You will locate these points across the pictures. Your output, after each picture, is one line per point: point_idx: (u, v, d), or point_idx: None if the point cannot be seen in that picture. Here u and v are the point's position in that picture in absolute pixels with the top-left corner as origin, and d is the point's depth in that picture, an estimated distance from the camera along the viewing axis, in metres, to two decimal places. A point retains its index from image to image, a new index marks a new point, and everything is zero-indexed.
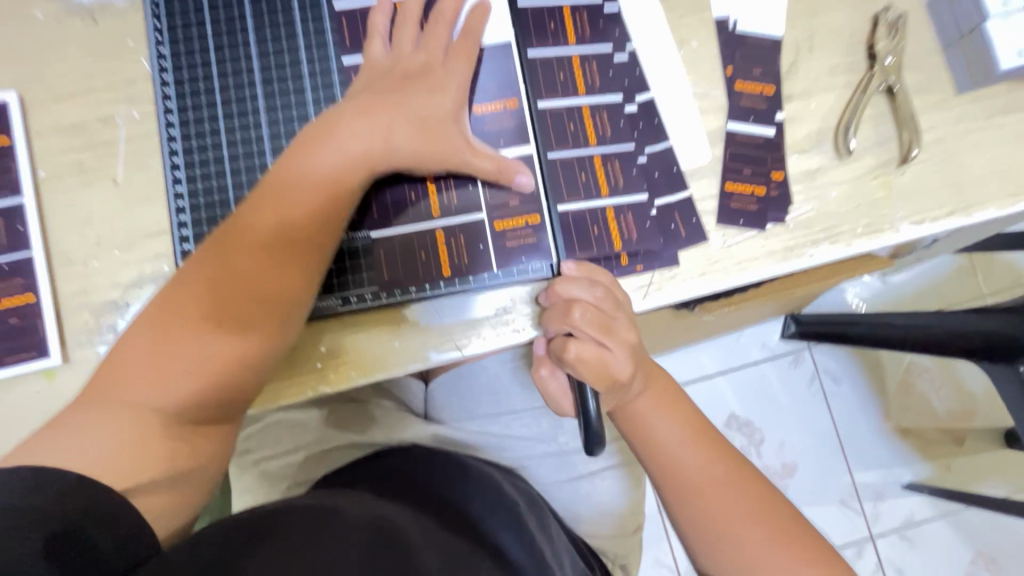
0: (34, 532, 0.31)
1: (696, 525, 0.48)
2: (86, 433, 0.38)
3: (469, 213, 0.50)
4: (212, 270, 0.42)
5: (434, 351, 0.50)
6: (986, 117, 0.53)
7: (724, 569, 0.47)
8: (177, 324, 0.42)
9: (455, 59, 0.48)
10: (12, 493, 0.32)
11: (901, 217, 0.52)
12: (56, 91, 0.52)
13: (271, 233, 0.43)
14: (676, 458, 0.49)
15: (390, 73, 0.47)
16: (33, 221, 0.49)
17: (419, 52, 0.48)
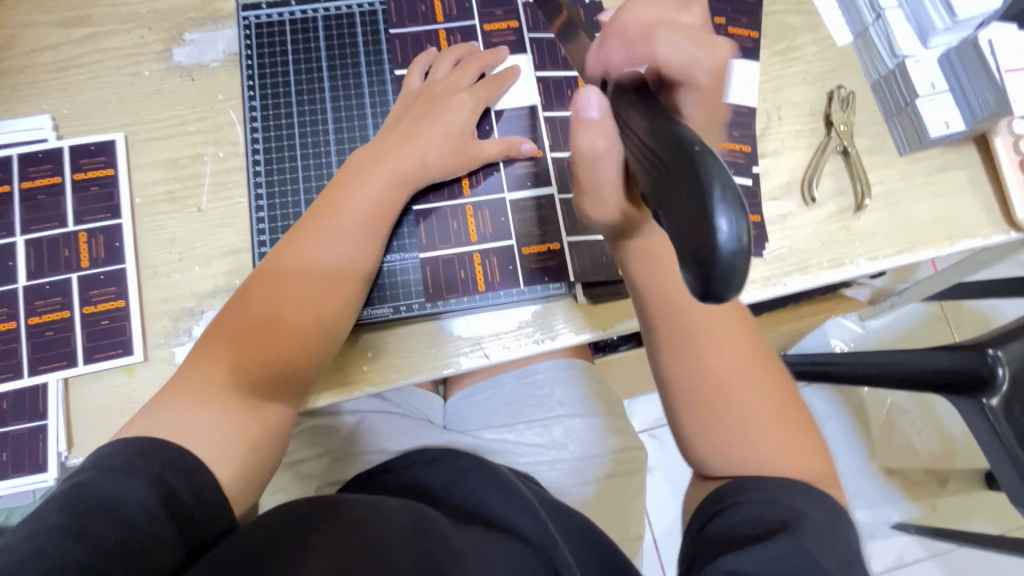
0: (150, 490, 0.40)
1: (703, 404, 0.46)
2: (188, 406, 0.46)
3: (500, 239, 0.60)
4: (223, 342, 0.49)
5: (465, 357, 0.58)
6: (924, 175, 0.64)
7: (719, 443, 0.46)
8: (192, 386, 0.47)
9: (482, 87, 0.61)
10: (139, 456, 0.41)
11: (859, 254, 0.62)
12: (154, 133, 0.61)
13: (277, 312, 0.50)
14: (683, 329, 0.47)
15: (423, 95, 0.60)
16: (128, 239, 0.58)
17: (447, 79, 0.60)
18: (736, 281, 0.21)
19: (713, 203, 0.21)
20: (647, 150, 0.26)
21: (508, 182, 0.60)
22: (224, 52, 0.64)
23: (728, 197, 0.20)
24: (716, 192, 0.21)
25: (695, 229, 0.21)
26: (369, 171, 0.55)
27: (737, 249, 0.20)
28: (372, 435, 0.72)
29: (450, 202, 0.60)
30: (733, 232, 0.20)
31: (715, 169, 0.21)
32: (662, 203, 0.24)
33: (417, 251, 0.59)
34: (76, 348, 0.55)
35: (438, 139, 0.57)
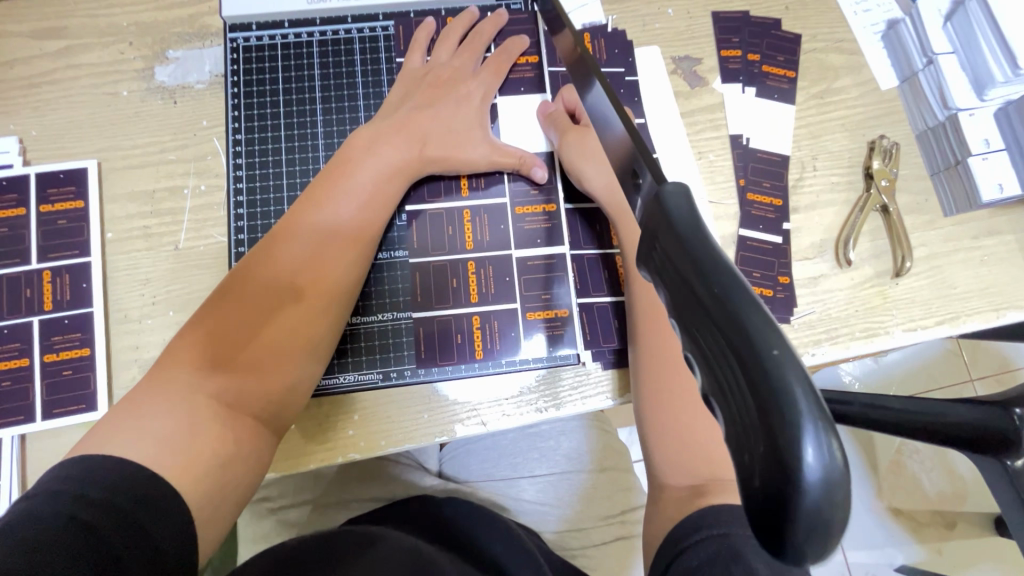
0: (111, 528, 0.33)
1: (672, 412, 0.45)
2: (152, 438, 0.38)
3: (506, 302, 0.54)
4: (213, 324, 0.44)
5: (460, 424, 0.52)
6: (970, 239, 0.59)
7: (669, 451, 0.44)
8: (176, 372, 0.42)
9: (485, 70, 0.57)
10: (100, 485, 0.35)
11: (896, 323, 0.57)
12: (130, 160, 0.56)
13: (280, 287, 0.46)
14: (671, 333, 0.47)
15: (424, 79, 0.56)
16: (97, 279, 0.53)
17: (452, 64, 0.57)
18: (825, 537, 0.16)
19: (798, 430, 0.15)
20: (687, 295, 0.19)
21: (514, 237, 0.55)
22: (211, 73, 0.58)
23: (820, 433, 0.15)
24: (801, 414, 0.15)
25: (775, 462, 0.15)
26: (352, 173, 0.50)
27: (830, 499, 0.15)
28: (363, 483, 0.66)
29: (450, 256, 0.54)
30: (824, 474, 0.15)
31: (799, 384, 0.16)
32: (715, 384, 0.18)
33: (413, 310, 0.53)
34: (35, 401, 0.51)
35: (437, 133, 0.53)
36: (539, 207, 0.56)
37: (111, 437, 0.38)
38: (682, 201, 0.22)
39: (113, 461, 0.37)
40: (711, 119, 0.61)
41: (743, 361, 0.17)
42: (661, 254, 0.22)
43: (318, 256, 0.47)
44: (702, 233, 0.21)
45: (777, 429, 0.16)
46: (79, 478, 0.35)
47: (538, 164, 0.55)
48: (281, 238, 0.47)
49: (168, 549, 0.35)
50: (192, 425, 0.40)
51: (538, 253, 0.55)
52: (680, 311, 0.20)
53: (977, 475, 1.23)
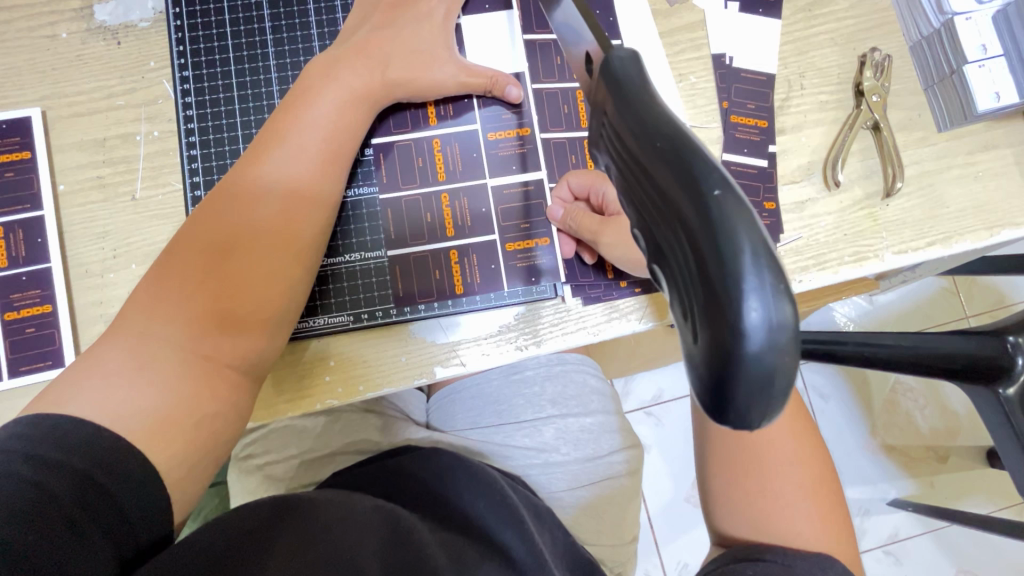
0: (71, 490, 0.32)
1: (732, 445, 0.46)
2: (113, 392, 0.37)
3: (482, 234, 0.52)
4: (171, 270, 0.42)
5: (438, 365, 0.51)
6: (964, 154, 0.56)
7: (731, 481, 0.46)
8: (132, 321, 0.40)
9: None
10: (62, 448, 0.34)
11: (886, 246, 0.55)
12: (76, 107, 0.53)
13: (239, 226, 0.43)
14: None
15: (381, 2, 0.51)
16: (52, 234, 0.51)
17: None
18: (769, 395, 0.15)
19: (738, 285, 0.14)
20: (632, 164, 0.17)
21: (489, 165, 0.52)
22: (154, 9, 0.54)
23: (763, 286, 0.14)
24: (740, 263, 0.14)
25: (717, 320, 0.15)
26: (311, 103, 0.47)
27: (773, 353, 0.14)
28: (350, 432, 0.66)
29: (422, 189, 0.52)
30: (768, 326, 0.14)
31: (743, 234, 0.14)
32: (656, 248, 0.17)
33: (387, 247, 0.51)
34: (0, 361, 0.49)
35: (399, 56, 0.50)
36: (511, 134, 0.53)
37: (68, 392, 0.37)
38: (632, 65, 0.19)
39: (66, 418, 0.35)
40: (691, 38, 0.57)
41: (683, 217, 0.15)
42: (609, 127, 0.19)
43: (282, 190, 0.45)
44: (650, 97, 0.18)
45: (717, 284, 0.14)
46: (32, 437, 0.34)
47: (513, 82, 0.52)
48: (241, 174, 0.45)
49: (130, 508, 0.34)
50: (152, 377, 0.38)
51: (515, 182, 0.52)
52: (627, 183, 0.18)
53: (972, 410, 1.24)
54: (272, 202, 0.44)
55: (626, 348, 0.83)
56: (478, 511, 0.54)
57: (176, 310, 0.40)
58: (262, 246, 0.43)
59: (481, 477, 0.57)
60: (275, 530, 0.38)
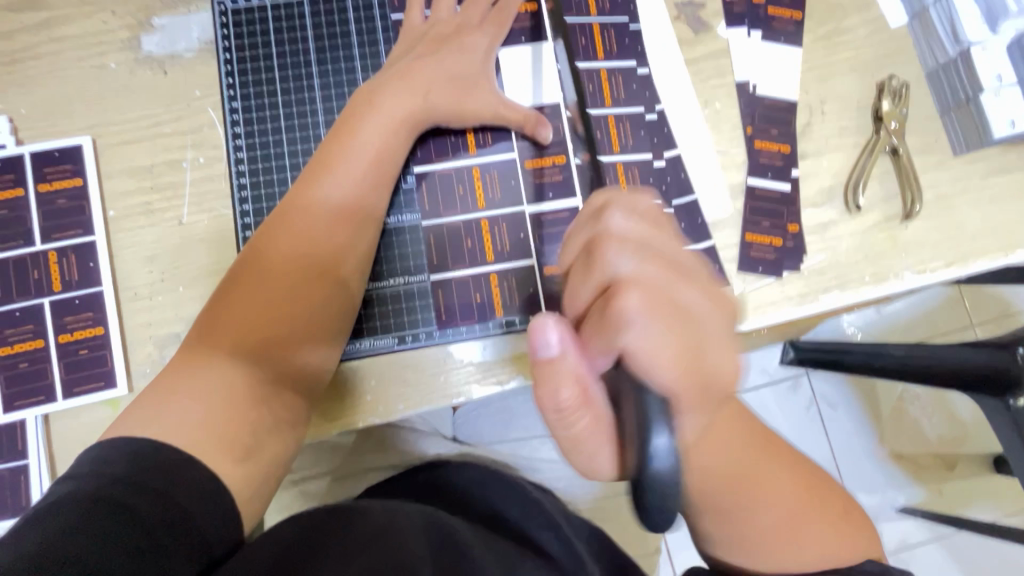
0: (154, 509, 0.34)
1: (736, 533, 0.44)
2: (189, 417, 0.39)
3: (520, 259, 0.54)
4: (229, 299, 0.44)
5: (476, 385, 0.52)
6: (980, 177, 0.58)
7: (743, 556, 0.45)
8: (201, 350, 0.43)
9: (488, 26, 0.55)
10: (145, 469, 0.36)
11: (905, 267, 0.57)
12: (125, 135, 0.55)
13: (291, 254, 0.45)
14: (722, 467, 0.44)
15: (426, 36, 0.54)
16: (103, 258, 0.53)
17: (454, 19, 0.55)
18: (665, 498, 0.30)
19: (651, 435, 0.31)
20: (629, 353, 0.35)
21: (526, 192, 0.54)
22: (200, 41, 0.56)
23: (664, 435, 0.30)
24: (653, 418, 0.31)
25: (642, 442, 0.30)
26: (357, 130, 0.49)
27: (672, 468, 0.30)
28: (383, 448, 0.68)
29: (462, 216, 0.54)
30: (669, 452, 0.30)
31: (653, 404, 0.32)
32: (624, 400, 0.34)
33: (429, 272, 0.53)
34: (54, 381, 0.51)
35: (440, 80, 0.52)
36: (546, 162, 0.55)
37: (148, 417, 0.39)
38: (629, 301, 0.35)
39: (146, 441, 0.37)
40: (716, 66, 0.59)
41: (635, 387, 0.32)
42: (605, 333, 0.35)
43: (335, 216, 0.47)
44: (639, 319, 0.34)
45: (647, 428, 0.31)
46: (118, 460, 0.36)
47: (542, 123, 0.54)
48: (293, 202, 0.47)
49: (204, 526, 0.36)
50: (226, 398, 0.41)
51: (552, 207, 0.54)
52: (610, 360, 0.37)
53: (978, 417, 1.26)
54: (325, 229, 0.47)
55: None
56: (514, 517, 0.55)
57: (248, 333, 0.43)
58: (319, 272, 0.46)
59: (515, 490, 0.60)
60: (333, 533, 0.39)
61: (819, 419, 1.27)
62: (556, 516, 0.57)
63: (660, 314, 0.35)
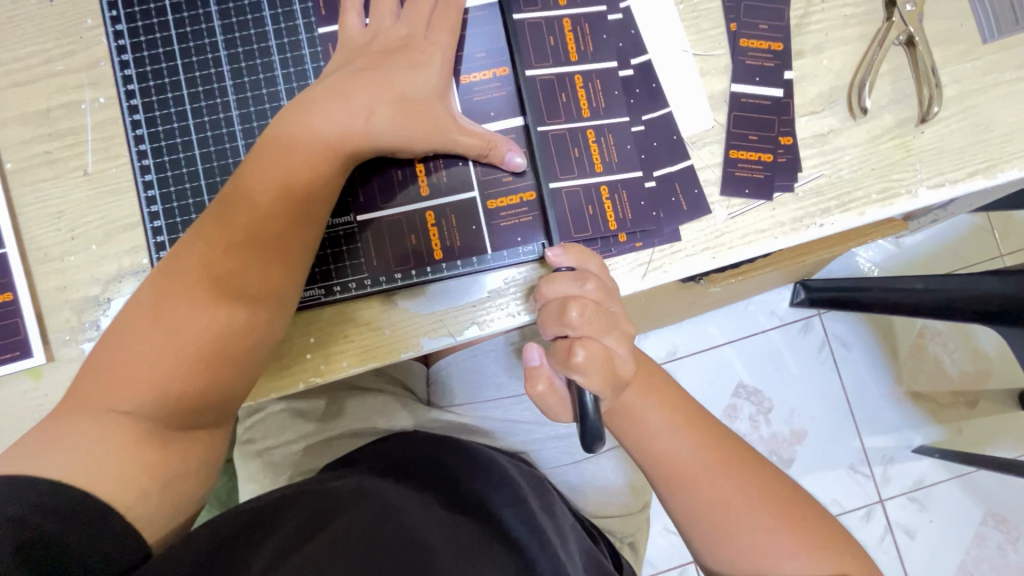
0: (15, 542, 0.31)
1: (695, 514, 0.44)
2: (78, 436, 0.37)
3: (460, 191, 0.46)
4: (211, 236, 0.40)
5: (426, 338, 0.47)
6: (1014, 68, 0.49)
7: (705, 539, 0.44)
8: (182, 286, 0.39)
9: (438, 30, 0.45)
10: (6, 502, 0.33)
11: (919, 180, 0.48)
12: (13, 76, 0.48)
13: (271, 199, 0.40)
14: (661, 446, 0.45)
15: (367, 50, 0.44)
16: (4, 216, 0.47)
17: (398, 28, 0.44)
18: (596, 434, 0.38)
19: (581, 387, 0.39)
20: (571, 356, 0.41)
21: (468, 113, 0.47)
22: None
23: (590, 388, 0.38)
24: (582, 388, 0.38)
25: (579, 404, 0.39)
26: (321, 105, 0.41)
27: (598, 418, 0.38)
28: (347, 415, 0.63)
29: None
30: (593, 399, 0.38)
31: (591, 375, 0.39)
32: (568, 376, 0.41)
33: (357, 212, 0.46)
34: None
35: (386, 98, 0.42)
36: (489, 74, 0.47)
37: (57, 424, 0.38)
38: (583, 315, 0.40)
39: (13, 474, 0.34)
40: None
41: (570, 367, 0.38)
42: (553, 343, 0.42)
43: (257, 241, 0.40)
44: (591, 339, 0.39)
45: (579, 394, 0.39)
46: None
47: (513, 148, 0.45)
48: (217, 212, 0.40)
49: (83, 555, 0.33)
50: (127, 411, 0.38)
51: (497, 129, 0.47)
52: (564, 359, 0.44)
53: (1004, 351, 1.19)
54: (243, 257, 0.40)
55: (636, 307, 0.79)
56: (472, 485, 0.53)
57: (156, 359, 0.38)
58: (235, 307, 0.40)
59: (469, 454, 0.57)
60: (252, 546, 0.37)
61: (831, 361, 1.21)
62: (519, 483, 0.55)
63: (599, 333, 0.39)
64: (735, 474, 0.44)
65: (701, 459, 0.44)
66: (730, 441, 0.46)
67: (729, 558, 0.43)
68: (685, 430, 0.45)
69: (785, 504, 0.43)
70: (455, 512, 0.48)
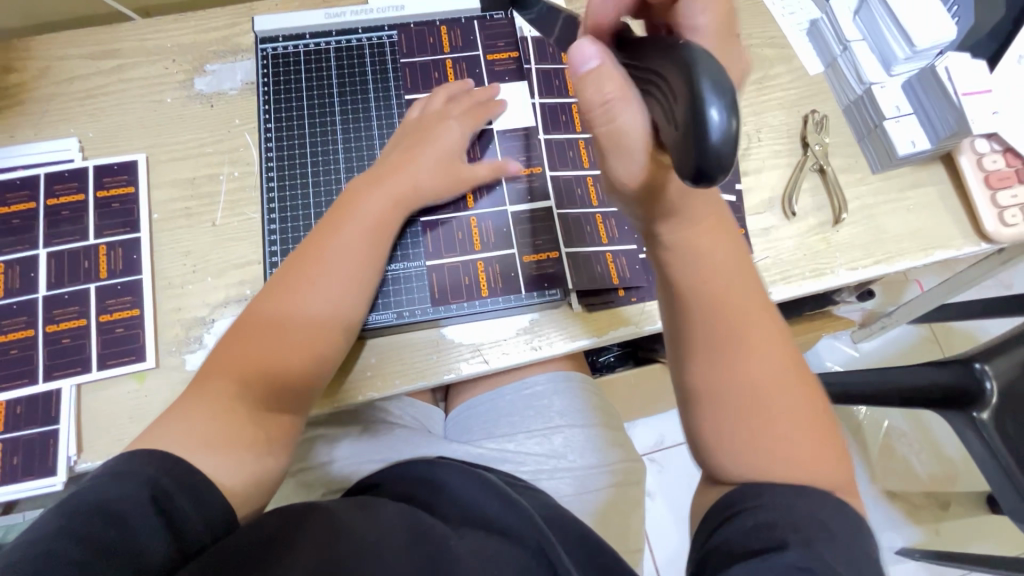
0: (144, 491, 0.40)
1: (713, 338, 0.44)
2: (192, 423, 0.46)
3: (504, 248, 0.62)
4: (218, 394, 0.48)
5: (465, 363, 0.60)
6: (897, 192, 0.69)
7: (731, 454, 0.42)
8: (181, 432, 0.45)
9: (466, 118, 0.64)
10: (145, 462, 0.42)
11: (839, 264, 0.66)
12: (173, 154, 0.65)
13: (277, 362, 0.50)
14: (708, 262, 0.44)
15: (414, 129, 0.62)
16: (145, 252, 0.61)
17: (437, 112, 0.63)
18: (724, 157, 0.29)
19: (707, 98, 0.29)
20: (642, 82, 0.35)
21: (510, 196, 0.64)
22: (242, 81, 0.68)
23: (717, 92, 0.28)
24: (707, 88, 0.29)
25: (695, 125, 0.29)
26: (313, 277, 0.53)
27: (728, 129, 0.28)
28: (377, 442, 0.71)
29: (455, 213, 0.63)
30: (723, 120, 0.28)
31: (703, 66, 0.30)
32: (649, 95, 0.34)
33: (425, 258, 0.61)
34: (90, 355, 0.57)
35: (427, 167, 0.60)
36: (525, 170, 0.65)
37: (173, 420, 0.47)
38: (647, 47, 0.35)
39: (153, 446, 0.44)
40: None
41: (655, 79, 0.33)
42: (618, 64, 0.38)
43: (257, 388, 0.49)
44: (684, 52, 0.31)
45: (695, 95, 0.29)
46: (124, 461, 0.42)
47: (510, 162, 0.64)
48: (229, 373, 0.49)
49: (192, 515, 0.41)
50: (213, 415, 0.47)
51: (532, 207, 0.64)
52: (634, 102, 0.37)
53: (966, 457, 1.29)
54: (249, 395, 0.49)
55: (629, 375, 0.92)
56: (487, 510, 0.57)
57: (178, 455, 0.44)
58: (291, 401, 0.51)
59: (487, 484, 0.60)
60: (302, 529, 0.44)
61: None
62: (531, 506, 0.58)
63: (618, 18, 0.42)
64: (775, 354, 0.44)
65: (746, 357, 0.43)
66: (784, 360, 0.44)
67: (734, 417, 0.43)
68: (733, 255, 0.45)
69: (816, 422, 0.43)
70: (481, 532, 0.53)
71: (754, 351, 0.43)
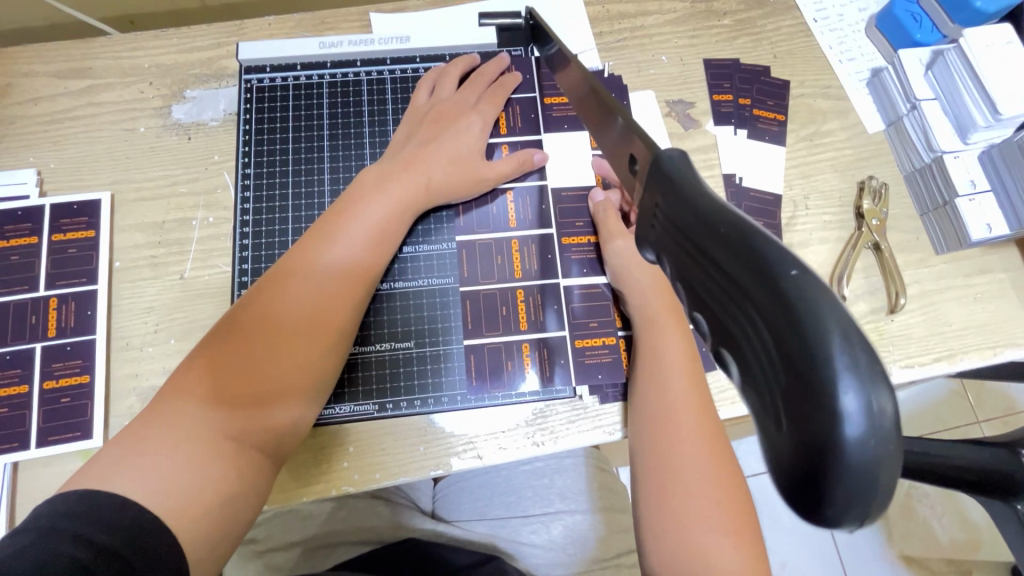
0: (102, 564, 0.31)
1: (658, 435, 0.46)
2: (162, 449, 0.37)
3: (551, 330, 0.55)
4: (217, 364, 0.41)
5: (456, 458, 0.52)
6: (963, 277, 0.60)
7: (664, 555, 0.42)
8: (176, 405, 0.39)
9: (486, 104, 0.59)
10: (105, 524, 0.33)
11: (892, 360, 0.57)
12: (142, 193, 0.58)
13: (296, 322, 0.43)
14: (663, 367, 0.49)
15: (426, 115, 0.57)
16: (101, 307, 0.54)
17: (453, 97, 0.58)
18: (869, 492, 0.19)
19: (835, 386, 0.18)
20: (696, 270, 0.24)
21: (561, 266, 0.57)
22: (225, 111, 0.61)
23: (857, 386, 0.18)
24: (840, 368, 0.18)
25: (823, 418, 0.19)
26: (332, 234, 0.48)
27: (871, 444, 0.19)
28: (357, 519, 0.63)
29: (498, 285, 0.56)
30: (865, 416, 0.18)
31: (833, 318, 0.19)
32: (714, 312, 0.23)
33: (462, 337, 0.54)
34: (30, 428, 0.51)
35: (442, 162, 0.54)
36: (580, 239, 0.57)
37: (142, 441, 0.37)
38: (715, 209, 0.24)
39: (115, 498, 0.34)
40: (706, 159, 0.63)
41: (733, 300, 0.22)
42: (663, 222, 0.27)
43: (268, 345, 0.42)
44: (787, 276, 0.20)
45: (819, 390, 0.19)
46: (77, 515, 0.33)
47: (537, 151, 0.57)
48: (236, 329, 0.42)
49: None
50: (200, 408, 0.39)
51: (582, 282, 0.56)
52: (687, 275, 0.25)
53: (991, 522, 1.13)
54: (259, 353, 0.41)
55: None
56: None
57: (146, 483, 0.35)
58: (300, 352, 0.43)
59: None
60: None
61: None
62: None
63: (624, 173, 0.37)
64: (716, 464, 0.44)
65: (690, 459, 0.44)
66: (724, 471, 0.44)
67: (666, 519, 0.43)
68: (692, 376, 0.48)
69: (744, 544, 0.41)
70: None
71: (696, 455, 0.44)
